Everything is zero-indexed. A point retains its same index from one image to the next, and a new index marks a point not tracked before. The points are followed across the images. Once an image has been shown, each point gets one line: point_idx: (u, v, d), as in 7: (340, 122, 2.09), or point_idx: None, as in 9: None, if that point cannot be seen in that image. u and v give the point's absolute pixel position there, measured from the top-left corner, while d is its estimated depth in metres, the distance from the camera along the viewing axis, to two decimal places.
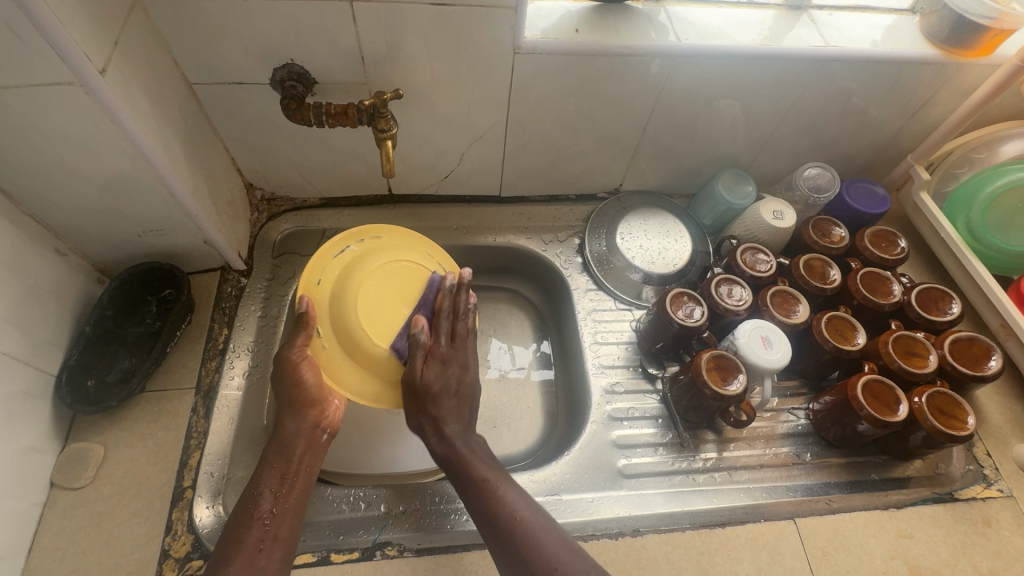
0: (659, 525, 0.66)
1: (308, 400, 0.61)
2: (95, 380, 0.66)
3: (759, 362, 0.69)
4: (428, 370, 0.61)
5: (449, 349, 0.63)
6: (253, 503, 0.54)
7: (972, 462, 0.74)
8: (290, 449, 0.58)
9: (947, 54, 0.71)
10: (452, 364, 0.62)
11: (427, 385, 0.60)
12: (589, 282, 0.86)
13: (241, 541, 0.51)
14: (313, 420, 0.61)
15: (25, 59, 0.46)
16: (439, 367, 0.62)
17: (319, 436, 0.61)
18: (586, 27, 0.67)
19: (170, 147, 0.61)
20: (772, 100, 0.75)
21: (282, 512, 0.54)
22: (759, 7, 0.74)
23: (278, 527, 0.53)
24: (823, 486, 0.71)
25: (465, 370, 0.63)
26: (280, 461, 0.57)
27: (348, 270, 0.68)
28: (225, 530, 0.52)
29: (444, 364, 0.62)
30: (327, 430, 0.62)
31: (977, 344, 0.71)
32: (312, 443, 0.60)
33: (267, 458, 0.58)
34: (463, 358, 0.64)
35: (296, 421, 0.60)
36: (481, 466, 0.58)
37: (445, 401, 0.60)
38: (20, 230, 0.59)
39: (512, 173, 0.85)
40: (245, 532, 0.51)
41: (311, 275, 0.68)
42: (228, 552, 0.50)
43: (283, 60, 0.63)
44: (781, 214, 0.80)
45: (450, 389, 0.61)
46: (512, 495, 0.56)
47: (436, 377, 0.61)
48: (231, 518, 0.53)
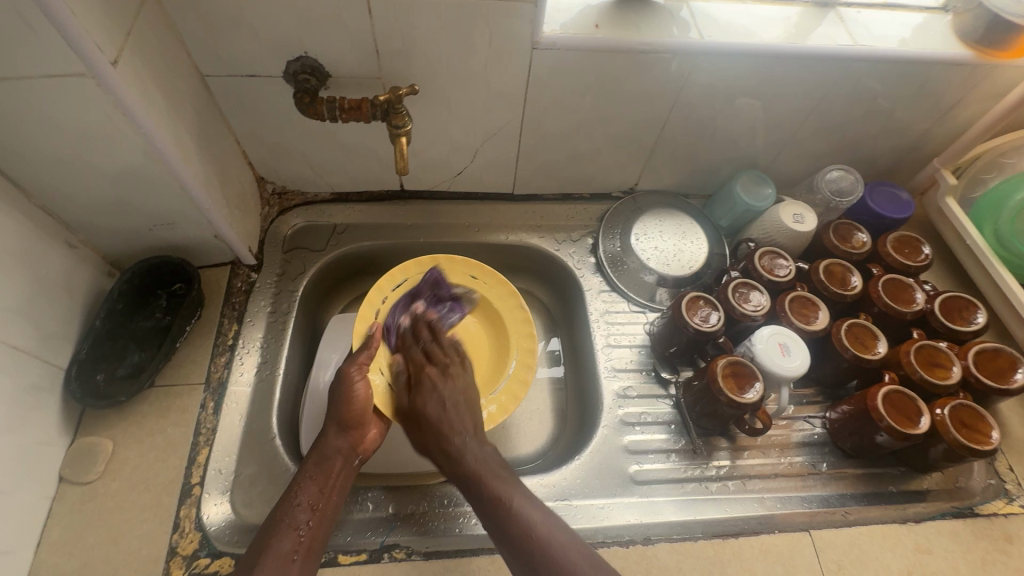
0: (671, 533, 0.65)
1: (356, 420, 0.61)
2: (105, 374, 0.66)
3: (777, 370, 0.67)
4: (423, 398, 0.61)
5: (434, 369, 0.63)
6: (288, 514, 0.54)
7: (994, 476, 0.72)
8: (329, 462, 0.58)
9: (981, 54, 0.69)
10: (445, 393, 0.61)
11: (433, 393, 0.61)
12: (602, 283, 0.84)
13: (272, 549, 0.51)
14: (353, 442, 0.61)
15: (36, 49, 0.45)
16: (429, 389, 0.61)
17: (354, 459, 0.60)
18: (607, 22, 0.65)
19: (182, 140, 0.60)
20: (795, 99, 0.72)
21: (315, 523, 0.54)
22: (784, 4, 0.72)
23: (310, 539, 0.53)
24: (840, 498, 0.69)
25: (421, 399, 0.61)
26: (318, 475, 0.57)
27: (417, 295, 0.74)
28: (258, 534, 0.53)
29: (420, 399, 0.61)
30: (360, 454, 0.61)
31: (1003, 355, 0.69)
32: (348, 462, 0.60)
33: (305, 469, 0.57)
34: (427, 386, 0.62)
35: (338, 439, 0.60)
36: (457, 429, 0.58)
37: (451, 414, 0.59)
38: (30, 222, 0.59)
39: (526, 170, 0.83)
40: (276, 541, 0.52)
41: (424, 262, 0.74)
42: (261, 558, 0.50)
43: (297, 53, 0.62)
44: (802, 217, 0.78)
45: (449, 401, 0.60)
46: (471, 448, 0.56)
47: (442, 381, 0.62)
48: (264, 526, 0.53)
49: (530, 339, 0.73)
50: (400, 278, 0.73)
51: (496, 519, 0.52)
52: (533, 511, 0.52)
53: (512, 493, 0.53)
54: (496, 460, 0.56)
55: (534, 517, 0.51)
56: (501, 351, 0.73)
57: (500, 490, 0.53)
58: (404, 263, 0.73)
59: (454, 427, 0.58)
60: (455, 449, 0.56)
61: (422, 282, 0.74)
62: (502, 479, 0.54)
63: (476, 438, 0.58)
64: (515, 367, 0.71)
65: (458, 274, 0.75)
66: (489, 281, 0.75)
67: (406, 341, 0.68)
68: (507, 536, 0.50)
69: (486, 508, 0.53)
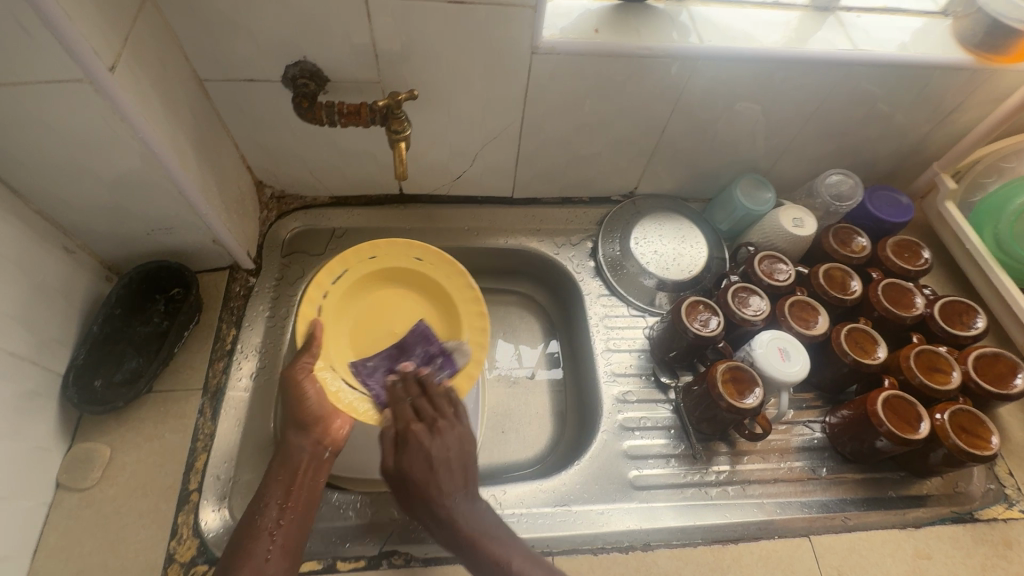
0: (670, 539, 0.65)
1: (313, 416, 0.62)
2: (103, 379, 0.66)
3: (777, 374, 0.67)
4: (404, 459, 0.59)
5: (418, 425, 0.62)
6: (259, 514, 0.55)
7: (993, 481, 0.72)
8: (294, 460, 0.59)
9: (981, 59, 0.69)
10: (432, 456, 0.59)
11: (419, 453, 0.59)
12: (602, 287, 0.84)
13: (247, 551, 0.52)
14: (317, 438, 0.61)
15: (33, 54, 0.45)
16: (414, 447, 0.60)
17: (322, 453, 0.61)
18: (607, 27, 0.65)
19: (180, 145, 0.60)
20: (796, 103, 0.72)
21: (286, 522, 0.55)
22: (784, 8, 0.71)
23: (284, 538, 0.54)
24: (839, 502, 0.69)
25: (406, 459, 0.59)
26: (284, 474, 0.58)
27: (361, 282, 0.72)
28: (234, 537, 0.53)
29: (403, 462, 0.59)
30: (329, 448, 0.62)
31: (1002, 360, 0.69)
32: (315, 459, 0.60)
33: (273, 469, 0.58)
34: (413, 445, 0.60)
35: (301, 437, 0.60)
36: (447, 492, 0.57)
37: (439, 475, 0.58)
38: (27, 227, 0.58)
39: (525, 174, 0.83)
40: (252, 543, 0.52)
41: (364, 250, 0.72)
42: (235, 562, 0.51)
43: (295, 57, 0.62)
44: (801, 221, 0.78)
45: (439, 461, 0.59)
46: (463, 509, 0.56)
47: (429, 442, 0.60)
48: (237, 528, 0.54)
49: (481, 320, 0.70)
50: (339, 270, 0.71)
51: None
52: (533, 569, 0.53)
53: (508, 552, 0.54)
54: (489, 520, 0.56)
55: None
56: (454, 331, 0.72)
57: (497, 551, 0.53)
58: (342, 255, 0.72)
59: (445, 490, 0.57)
60: (446, 511, 0.56)
61: (363, 269, 0.72)
62: (498, 537, 0.55)
63: (467, 498, 0.58)
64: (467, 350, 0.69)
65: (402, 258, 0.73)
66: (434, 261, 0.73)
67: (394, 396, 0.66)
68: None
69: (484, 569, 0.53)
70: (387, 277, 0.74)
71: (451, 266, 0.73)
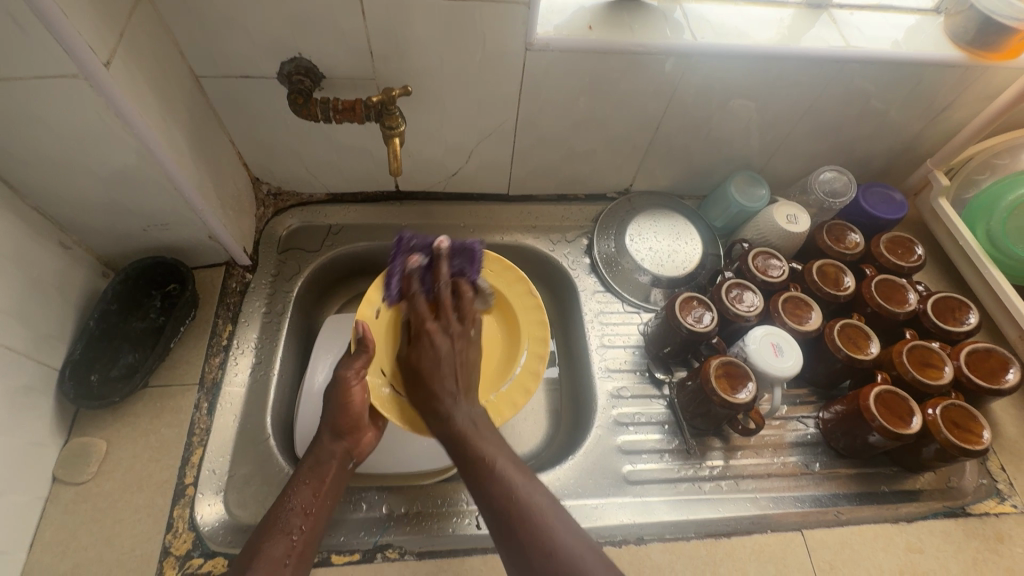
0: (664, 533, 0.65)
1: (351, 424, 0.61)
2: (99, 375, 0.66)
3: (769, 369, 0.68)
4: (418, 354, 0.58)
5: (436, 323, 0.59)
6: (282, 515, 0.54)
7: (985, 476, 0.72)
8: (324, 467, 0.58)
9: (973, 56, 0.69)
10: (444, 356, 0.57)
11: (429, 356, 0.57)
12: (597, 284, 0.85)
13: (265, 552, 0.51)
14: (348, 446, 0.61)
15: (29, 50, 0.45)
16: (428, 346, 0.57)
17: (348, 462, 0.61)
18: (600, 24, 0.65)
19: (175, 141, 0.60)
20: (789, 99, 0.73)
21: (309, 526, 0.54)
22: (777, 5, 0.72)
23: (304, 544, 0.53)
24: (832, 497, 0.69)
25: (417, 355, 0.58)
26: (312, 478, 0.57)
27: None
28: (254, 535, 0.53)
29: (415, 358, 0.58)
30: (354, 459, 0.62)
31: (994, 355, 0.70)
32: (342, 468, 0.60)
33: (300, 472, 0.58)
34: (426, 343, 0.58)
35: (333, 443, 0.60)
36: (448, 387, 0.56)
37: (445, 375, 0.56)
38: (23, 222, 0.59)
39: (521, 171, 0.83)
40: (271, 543, 0.52)
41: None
42: (254, 560, 0.50)
43: (291, 54, 0.62)
44: (795, 218, 0.78)
45: (450, 363, 0.57)
46: (461, 410, 0.55)
47: (445, 342, 0.58)
48: (259, 528, 0.53)
49: (542, 329, 0.71)
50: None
51: (479, 481, 0.51)
52: (518, 476, 0.51)
53: (499, 457, 0.52)
54: (486, 425, 0.55)
55: (522, 488, 0.50)
56: (513, 342, 0.72)
57: (487, 452, 0.52)
58: (404, 258, 0.71)
59: (446, 386, 0.56)
60: (444, 406, 0.55)
61: None
62: (493, 444, 0.53)
63: (468, 400, 0.56)
64: (525, 362, 0.69)
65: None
66: (492, 267, 0.73)
67: (412, 288, 0.62)
68: (490, 501, 0.49)
69: (471, 470, 0.51)
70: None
71: (512, 275, 0.73)
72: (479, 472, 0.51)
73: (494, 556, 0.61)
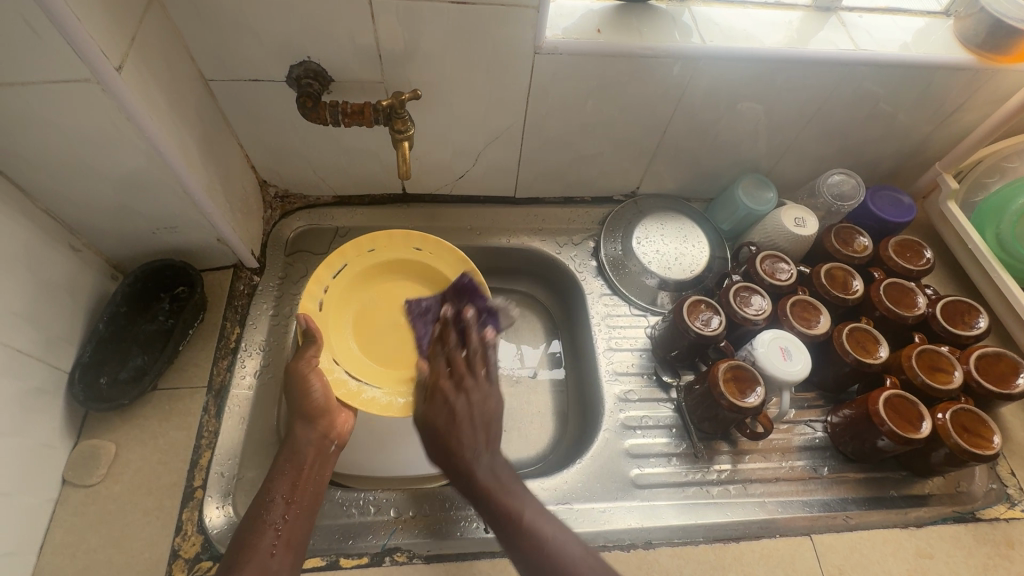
0: (672, 537, 0.65)
1: (319, 409, 0.62)
2: (108, 377, 0.66)
3: (779, 374, 0.67)
4: (431, 408, 0.57)
5: (450, 377, 0.59)
6: (265, 509, 0.54)
7: (995, 481, 0.72)
8: (300, 455, 0.59)
9: (983, 59, 0.69)
10: (462, 411, 0.56)
11: (446, 409, 0.56)
12: (603, 286, 0.84)
13: (253, 546, 0.51)
14: (322, 431, 0.61)
15: (43, 55, 0.45)
16: (441, 399, 0.57)
17: (329, 446, 0.61)
18: (609, 27, 0.65)
19: (185, 144, 0.60)
20: (797, 102, 0.72)
21: (292, 516, 0.55)
22: (786, 8, 0.72)
23: (289, 533, 0.53)
24: (841, 502, 0.69)
25: (431, 412, 0.56)
26: (290, 468, 0.58)
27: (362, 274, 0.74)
28: (239, 530, 0.53)
29: (429, 412, 0.57)
30: (335, 441, 0.62)
31: (1004, 359, 0.69)
32: (321, 453, 0.60)
33: (279, 464, 0.58)
34: (441, 399, 0.57)
35: (308, 430, 0.60)
36: (467, 443, 0.54)
37: (463, 428, 0.55)
38: (34, 225, 0.59)
39: (528, 174, 0.83)
40: (257, 537, 0.52)
41: (364, 243, 0.74)
42: (243, 555, 0.50)
43: (300, 58, 0.62)
44: (803, 221, 0.78)
45: (468, 416, 0.55)
46: (484, 464, 0.54)
47: (461, 396, 0.57)
48: (243, 522, 0.53)
49: None
50: (340, 263, 0.73)
51: (511, 536, 0.51)
52: (548, 526, 0.52)
53: (527, 510, 0.52)
54: (511, 477, 0.54)
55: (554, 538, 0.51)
56: None
57: (515, 509, 0.52)
58: (342, 248, 0.73)
59: (466, 444, 0.54)
60: (465, 462, 0.54)
61: (363, 263, 0.74)
62: (520, 496, 0.53)
63: (490, 453, 0.55)
64: None
65: (401, 249, 0.75)
66: (433, 249, 0.75)
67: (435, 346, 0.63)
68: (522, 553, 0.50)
69: (501, 524, 0.52)
70: (386, 269, 0.75)
71: (451, 254, 0.75)
72: (511, 527, 0.51)
73: (503, 559, 0.62)
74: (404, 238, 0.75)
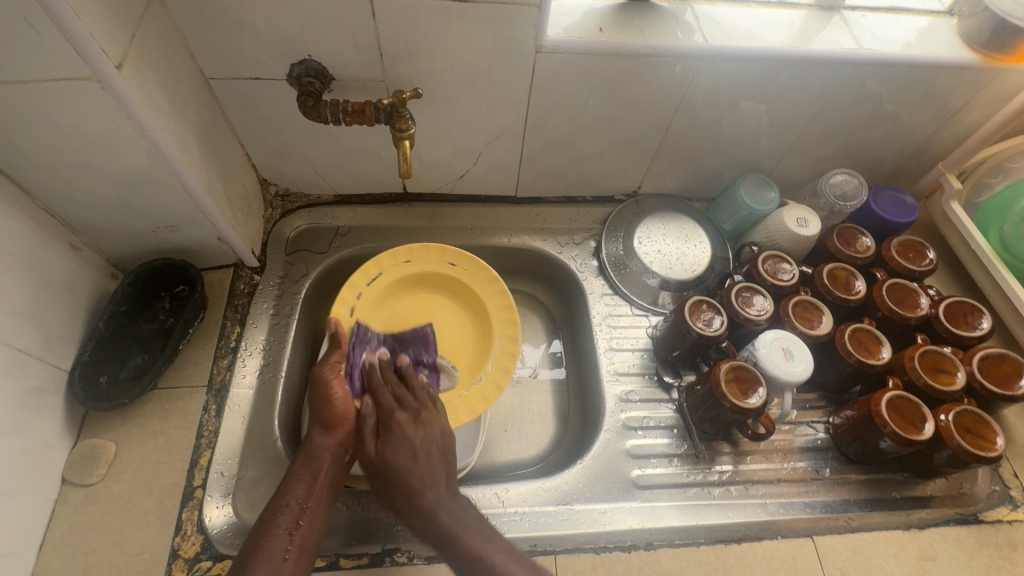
0: (673, 538, 0.65)
1: (338, 417, 0.61)
2: (108, 376, 0.66)
3: (781, 375, 0.67)
4: (385, 448, 0.58)
5: (403, 414, 0.61)
6: (279, 513, 0.54)
7: (998, 483, 0.72)
8: (317, 461, 0.58)
9: (987, 58, 0.68)
10: (420, 450, 0.58)
11: (404, 448, 0.58)
12: (605, 286, 0.84)
13: (265, 549, 0.51)
14: (340, 439, 0.60)
15: (43, 53, 0.45)
16: (397, 437, 0.59)
17: (343, 454, 0.60)
18: (611, 26, 0.65)
19: (185, 143, 0.60)
20: (800, 102, 0.72)
21: (306, 522, 0.54)
22: (789, 7, 0.71)
23: (302, 539, 0.53)
24: (843, 503, 0.69)
25: (389, 449, 0.58)
26: (306, 474, 0.57)
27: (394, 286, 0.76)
28: (251, 533, 0.52)
29: (381, 452, 0.58)
30: (350, 450, 0.61)
31: (1007, 361, 0.69)
32: (337, 461, 0.59)
33: (295, 469, 0.57)
34: (398, 433, 0.59)
35: (326, 437, 0.59)
36: (426, 483, 0.56)
37: (421, 464, 0.57)
38: (33, 223, 0.59)
39: (529, 173, 0.83)
40: (269, 540, 0.52)
41: (400, 253, 0.76)
42: (253, 559, 0.50)
43: (300, 56, 0.62)
44: (805, 221, 0.78)
45: (427, 451, 0.58)
46: (444, 504, 0.55)
47: (417, 434, 0.59)
48: (255, 526, 0.53)
49: (513, 327, 0.73)
50: (374, 272, 0.75)
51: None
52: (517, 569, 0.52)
53: (492, 550, 0.52)
54: (478, 521, 0.55)
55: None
56: (484, 341, 0.74)
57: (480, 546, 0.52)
58: (377, 257, 0.75)
59: (425, 483, 0.56)
60: (424, 499, 0.55)
61: (396, 274, 0.76)
62: (484, 538, 0.53)
63: (448, 490, 0.57)
64: (496, 358, 0.72)
65: (436, 265, 0.77)
66: (468, 267, 0.76)
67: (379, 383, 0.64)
68: None
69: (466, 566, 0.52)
70: (417, 282, 0.77)
71: (485, 272, 0.76)
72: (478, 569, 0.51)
73: None
74: (440, 253, 0.76)
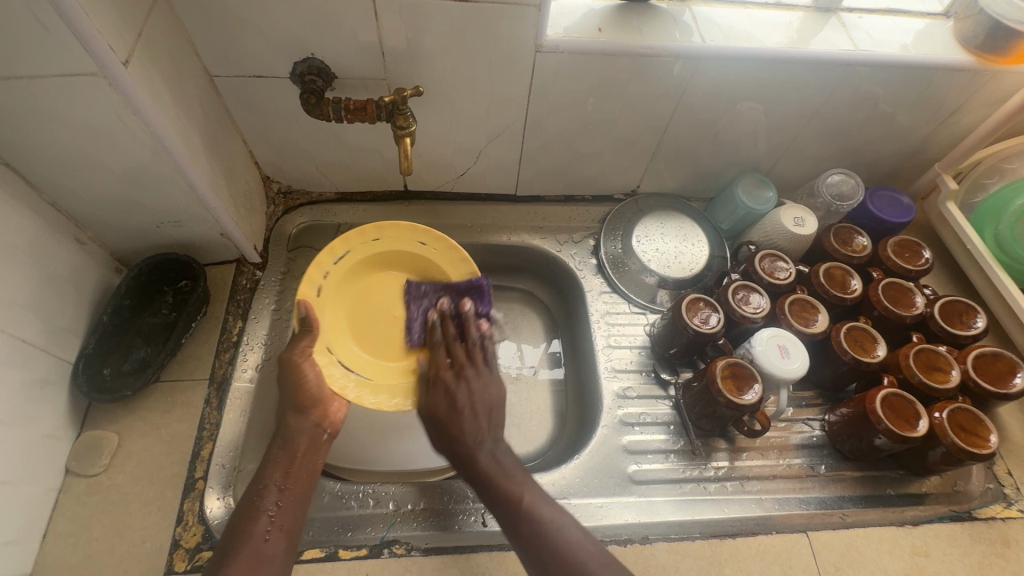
0: (668, 533, 0.65)
1: (312, 399, 0.62)
2: (112, 369, 0.67)
3: (776, 372, 0.68)
4: (432, 400, 0.60)
5: (450, 371, 0.62)
6: (258, 495, 0.54)
7: (992, 480, 0.72)
8: (294, 443, 0.59)
9: (982, 60, 0.69)
10: (463, 406, 0.58)
11: (442, 404, 0.59)
12: (603, 285, 0.85)
13: (247, 531, 0.51)
14: (316, 420, 0.61)
15: (52, 49, 0.46)
16: (443, 391, 0.60)
17: (322, 435, 0.61)
18: (610, 26, 0.66)
19: (190, 138, 0.61)
20: (797, 103, 0.73)
21: (285, 501, 0.54)
22: (787, 8, 0.72)
23: (282, 520, 0.53)
24: (837, 499, 0.70)
25: (432, 403, 0.60)
26: (283, 455, 0.58)
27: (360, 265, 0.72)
28: (232, 518, 0.52)
29: (432, 404, 0.60)
30: (328, 430, 0.62)
31: (1002, 359, 0.70)
32: (313, 442, 0.60)
33: (272, 452, 0.58)
34: (445, 389, 0.61)
35: (302, 420, 0.60)
36: (470, 425, 0.57)
37: (465, 415, 0.58)
38: (40, 217, 0.60)
39: (529, 171, 0.84)
40: (251, 522, 0.52)
41: (368, 231, 0.72)
42: (235, 543, 0.50)
43: (304, 54, 0.63)
44: (803, 221, 0.78)
45: (468, 406, 0.58)
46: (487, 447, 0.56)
47: (462, 394, 0.59)
48: (236, 510, 0.53)
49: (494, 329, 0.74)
50: (341, 250, 0.71)
51: (512, 521, 0.52)
52: (547, 509, 0.53)
53: (527, 493, 0.53)
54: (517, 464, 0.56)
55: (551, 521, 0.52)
56: None
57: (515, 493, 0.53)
58: (346, 234, 0.71)
59: (471, 429, 0.57)
60: (467, 443, 0.56)
61: (364, 252, 0.72)
62: (520, 483, 0.54)
63: (494, 441, 0.57)
64: None
65: (407, 242, 0.73)
66: (439, 247, 0.72)
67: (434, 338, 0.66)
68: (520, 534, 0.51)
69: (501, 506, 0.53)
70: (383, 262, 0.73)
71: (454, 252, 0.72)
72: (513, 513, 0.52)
73: (501, 553, 0.62)
74: (411, 232, 0.72)
